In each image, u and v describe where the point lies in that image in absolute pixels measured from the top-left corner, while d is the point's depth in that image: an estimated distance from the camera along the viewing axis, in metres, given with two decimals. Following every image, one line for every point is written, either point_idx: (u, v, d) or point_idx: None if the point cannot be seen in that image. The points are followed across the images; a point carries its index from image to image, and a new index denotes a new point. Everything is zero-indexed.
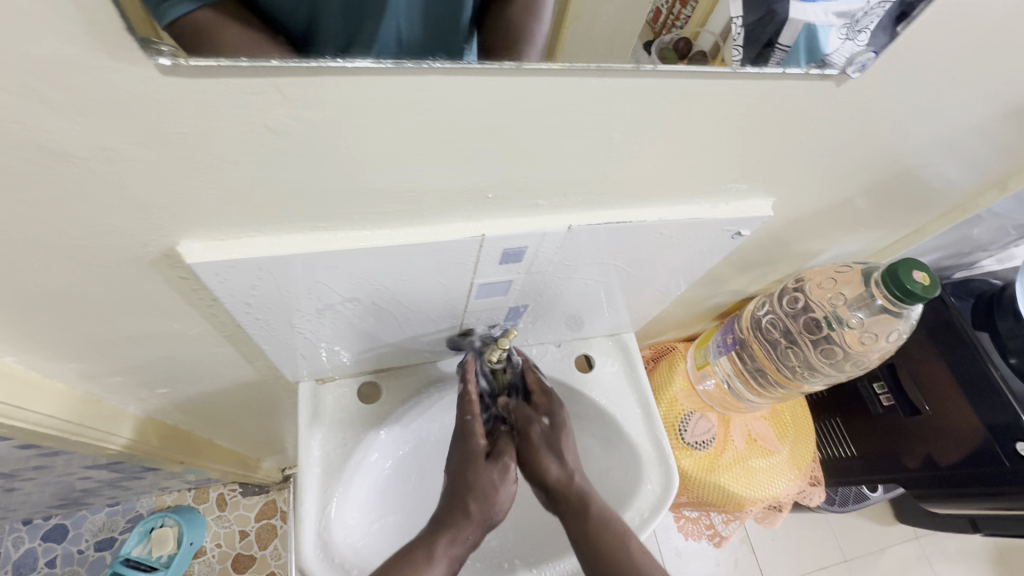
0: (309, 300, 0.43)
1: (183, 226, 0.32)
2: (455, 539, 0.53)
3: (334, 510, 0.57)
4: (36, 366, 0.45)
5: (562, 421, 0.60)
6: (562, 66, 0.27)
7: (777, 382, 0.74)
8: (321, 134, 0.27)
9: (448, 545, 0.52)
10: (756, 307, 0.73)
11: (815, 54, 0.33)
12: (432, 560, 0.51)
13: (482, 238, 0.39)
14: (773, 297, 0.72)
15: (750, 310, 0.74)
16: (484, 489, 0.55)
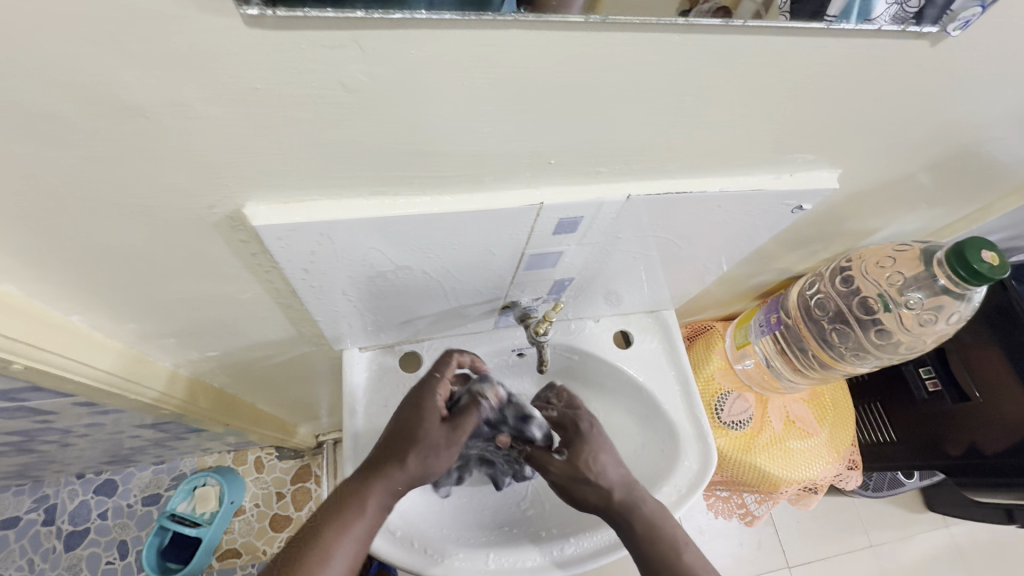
0: (363, 268, 0.43)
1: (250, 188, 0.32)
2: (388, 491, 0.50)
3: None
4: (100, 326, 0.46)
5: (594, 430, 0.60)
6: (606, 20, 0.25)
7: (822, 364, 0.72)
8: (391, 90, 0.27)
9: (382, 495, 0.50)
10: (805, 285, 0.71)
11: (876, 9, 0.30)
12: (364, 511, 0.49)
13: (540, 206, 0.38)
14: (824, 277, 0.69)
15: (798, 289, 0.72)
16: (427, 449, 0.52)
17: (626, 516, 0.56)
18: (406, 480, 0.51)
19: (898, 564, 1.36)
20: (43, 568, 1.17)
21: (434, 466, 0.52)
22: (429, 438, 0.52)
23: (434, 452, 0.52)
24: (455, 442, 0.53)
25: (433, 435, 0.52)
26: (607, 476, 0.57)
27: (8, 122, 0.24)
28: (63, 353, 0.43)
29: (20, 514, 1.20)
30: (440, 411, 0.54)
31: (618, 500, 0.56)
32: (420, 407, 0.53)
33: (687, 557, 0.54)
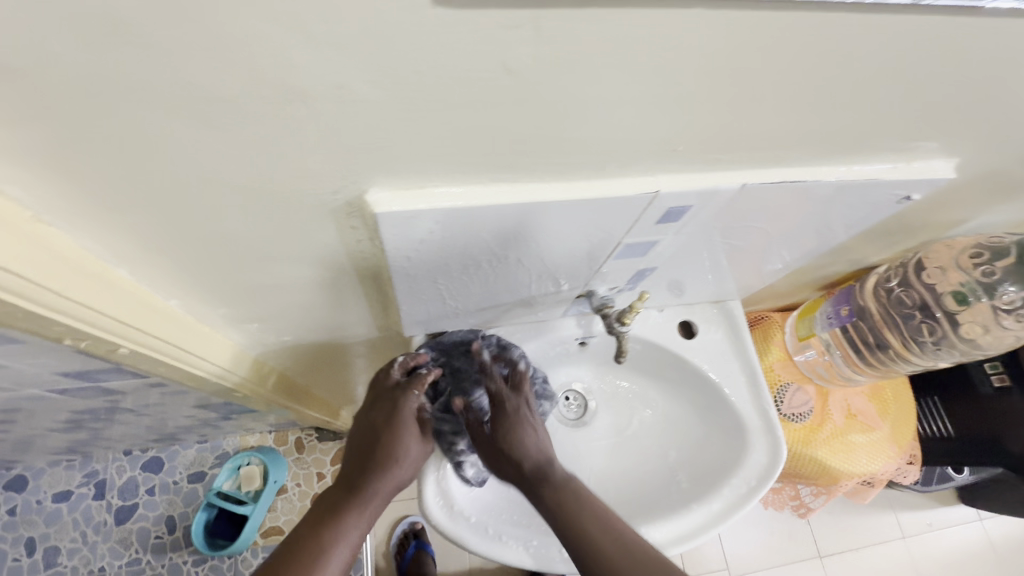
0: (462, 257, 0.42)
1: (378, 174, 0.31)
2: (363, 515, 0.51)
3: (450, 481, 0.59)
4: (194, 310, 0.46)
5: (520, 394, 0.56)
6: None
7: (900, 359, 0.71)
8: (551, 73, 0.25)
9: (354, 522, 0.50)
10: (879, 277, 0.69)
11: None
12: (336, 544, 0.49)
13: (655, 194, 0.37)
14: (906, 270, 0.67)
15: (875, 281, 0.70)
16: (390, 464, 0.53)
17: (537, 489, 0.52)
18: (384, 496, 0.53)
19: (931, 557, 1.35)
20: (94, 540, 1.21)
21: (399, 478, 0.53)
22: (409, 453, 0.54)
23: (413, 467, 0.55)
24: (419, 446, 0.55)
25: (414, 452, 0.54)
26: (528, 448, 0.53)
27: (172, 104, 0.23)
28: (162, 337, 0.42)
29: (70, 488, 1.23)
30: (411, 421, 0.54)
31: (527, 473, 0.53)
32: (394, 422, 0.53)
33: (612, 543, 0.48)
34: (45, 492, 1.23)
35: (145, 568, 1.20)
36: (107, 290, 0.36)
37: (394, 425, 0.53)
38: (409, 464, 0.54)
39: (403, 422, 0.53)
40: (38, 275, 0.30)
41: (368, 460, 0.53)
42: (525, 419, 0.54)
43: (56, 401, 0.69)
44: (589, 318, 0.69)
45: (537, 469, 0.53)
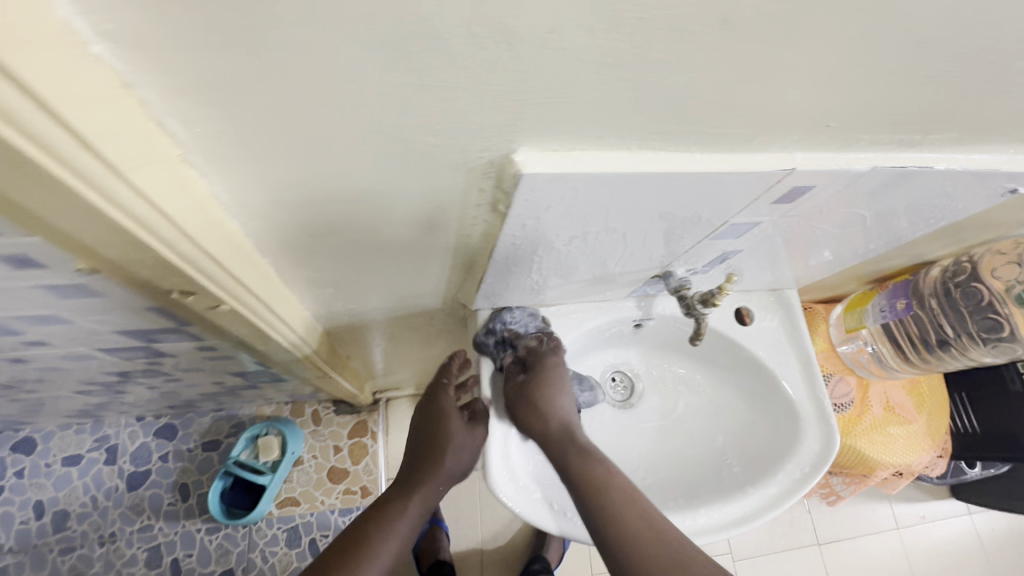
0: (573, 228, 0.42)
1: (537, 132, 0.30)
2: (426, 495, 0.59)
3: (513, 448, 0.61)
4: (283, 271, 0.44)
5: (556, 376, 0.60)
6: None
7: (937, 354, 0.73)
8: (762, 31, 0.24)
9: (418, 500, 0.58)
10: (946, 272, 0.71)
11: None
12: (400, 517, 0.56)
13: (791, 170, 0.36)
14: (974, 265, 0.69)
15: (939, 272, 0.71)
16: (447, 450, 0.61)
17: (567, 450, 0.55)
18: (443, 479, 0.61)
19: (923, 548, 1.40)
20: (105, 505, 1.19)
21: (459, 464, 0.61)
22: (457, 442, 0.61)
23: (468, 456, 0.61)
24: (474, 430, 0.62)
25: (461, 440, 0.61)
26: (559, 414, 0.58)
27: (382, 39, 0.22)
28: (258, 296, 0.41)
29: (81, 452, 1.21)
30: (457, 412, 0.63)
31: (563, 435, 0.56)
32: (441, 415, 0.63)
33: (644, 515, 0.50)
34: (54, 456, 1.20)
35: (157, 535, 1.18)
36: (225, 241, 0.34)
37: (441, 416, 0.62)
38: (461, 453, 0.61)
39: (451, 415, 0.63)
40: (178, 218, 0.28)
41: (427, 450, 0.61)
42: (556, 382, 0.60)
43: (97, 361, 0.66)
44: (650, 300, 0.69)
45: (569, 428, 0.57)
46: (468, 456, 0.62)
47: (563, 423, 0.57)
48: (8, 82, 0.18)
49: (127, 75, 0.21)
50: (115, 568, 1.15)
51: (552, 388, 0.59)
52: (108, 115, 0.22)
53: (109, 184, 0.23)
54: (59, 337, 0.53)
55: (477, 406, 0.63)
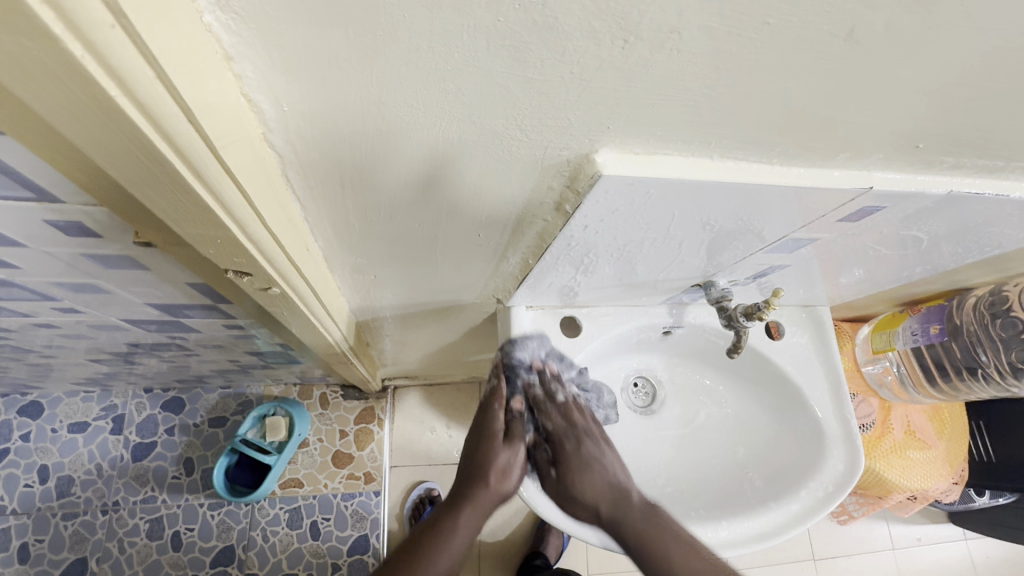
0: (633, 232, 0.40)
1: (624, 133, 0.29)
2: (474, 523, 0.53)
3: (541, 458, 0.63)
4: (331, 254, 0.44)
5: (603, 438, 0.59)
6: None
7: (956, 379, 0.73)
8: (882, 45, 0.23)
9: (466, 529, 0.53)
10: (987, 298, 0.69)
11: None
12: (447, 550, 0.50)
13: (868, 188, 0.35)
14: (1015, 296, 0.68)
15: (976, 297, 0.70)
16: (495, 472, 0.55)
17: (615, 529, 0.55)
18: (492, 501, 0.54)
19: (917, 571, 1.40)
20: (109, 474, 1.18)
21: (507, 483, 0.55)
22: (500, 461, 0.55)
23: (515, 475, 0.56)
24: (520, 449, 0.56)
25: (503, 459, 0.55)
26: (610, 483, 0.56)
27: (501, 27, 0.21)
28: (307, 277, 0.41)
29: (88, 420, 1.21)
30: (501, 428, 0.57)
31: (604, 516, 0.55)
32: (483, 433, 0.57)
33: (688, 561, 0.51)
34: (61, 422, 1.20)
35: (160, 507, 1.18)
36: (286, 222, 0.34)
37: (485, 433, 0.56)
38: (506, 474, 0.55)
39: (495, 434, 0.57)
40: (253, 196, 0.27)
41: (469, 471, 0.56)
42: (589, 459, 0.57)
43: (120, 332, 0.66)
44: (681, 308, 0.69)
45: (613, 502, 0.56)
46: (519, 474, 0.56)
47: (620, 492, 0.56)
48: (145, 58, 0.17)
49: (232, 48, 0.20)
50: (117, 537, 1.15)
51: (601, 453, 0.58)
52: (213, 89, 0.21)
53: (205, 162, 0.22)
54: (92, 306, 0.53)
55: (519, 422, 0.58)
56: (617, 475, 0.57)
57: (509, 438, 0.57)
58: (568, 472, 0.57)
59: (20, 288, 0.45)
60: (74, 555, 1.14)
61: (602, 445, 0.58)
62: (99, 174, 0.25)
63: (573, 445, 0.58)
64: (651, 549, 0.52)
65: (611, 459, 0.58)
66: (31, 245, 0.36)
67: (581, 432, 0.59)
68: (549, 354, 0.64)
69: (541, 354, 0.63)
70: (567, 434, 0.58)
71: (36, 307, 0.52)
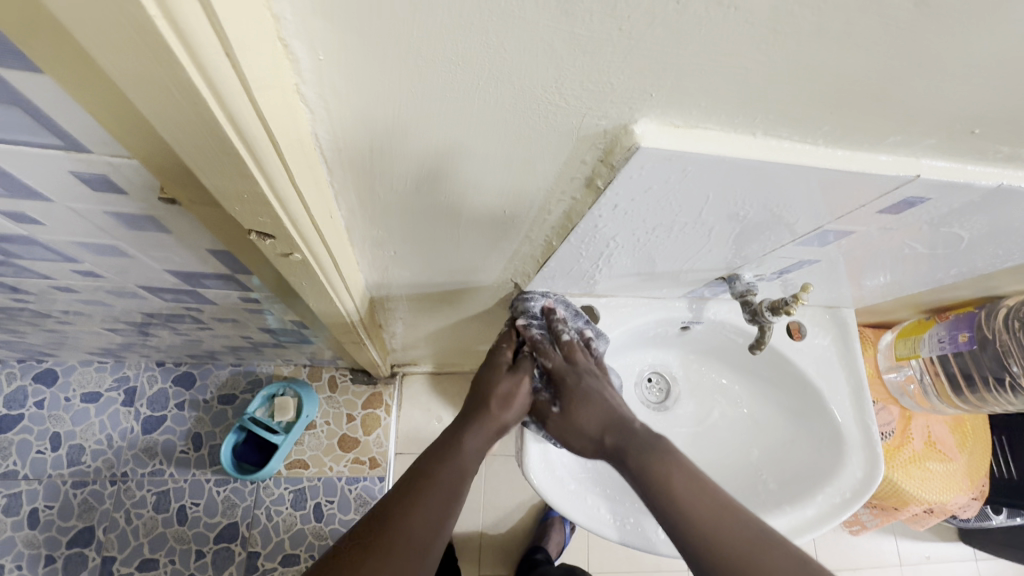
0: (664, 217, 0.39)
1: (668, 102, 0.28)
2: (472, 443, 0.52)
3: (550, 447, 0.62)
4: (353, 224, 0.43)
5: (603, 372, 0.57)
6: None
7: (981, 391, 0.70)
8: (953, 11, 0.22)
9: (464, 451, 0.51)
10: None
11: None
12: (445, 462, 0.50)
13: (915, 177, 0.34)
14: None
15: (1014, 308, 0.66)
16: (497, 401, 0.55)
17: (619, 458, 0.51)
18: (490, 430, 0.54)
19: None
20: (119, 445, 1.20)
21: (507, 412, 0.55)
22: (501, 391, 0.55)
23: (518, 403, 0.56)
24: (522, 385, 0.56)
25: (504, 388, 0.56)
26: (612, 410, 0.53)
27: None
28: (328, 245, 0.41)
29: (101, 390, 1.22)
30: (507, 364, 0.57)
31: (606, 443, 0.52)
32: (489, 368, 0.57)
33: (696, 490, 0.45)
34: (75, 391, 1.22)
35: (167, 481, 1.19)
36: (312, 182, 0.33)
37: (491, 368, 0.57)
38: (507, 402, 0.55)
39: (498, 369, 0.57)
40: (282, 148, 0.27)
41: (473, 401, 0.56)
42: (590, 392, 0.54)
43: (136, 300, 0.66)
44: (702, 303, 0.67)
45: (615, 430, 0.52)
46: (520, 407, 0.56)
47: (619, 417, 0.53)
48: None
49: None
50: (124, 508, 1.16)
51: (601, 385, 0.55)
52: (251, 27, 0.20)
53: (235, 100, 0.22)
54: (111, 271, 0.53)
55: (527, 359, 0.58)
56: (618, 404, 0.54)
57: (513, 372, 0.57)
58: (570, 400, 0.55)
59: (42, 246, 0.45)
60: (81, 523, 1.15)
61: (604, 379, 0.56)
62: (132, 115, 0.25)
63: (572, 375, 0.55)
64: (654, 477, 0.47)
65: (613, 392, 0.55)
66: (56, 200, 0.36)
67: (584, 368, 0.56)
68: (560, 300, 0.61)
69: (552, 300, 0.61)
70: (567, 370, 0.56)
71: (57, 269, 0.52)
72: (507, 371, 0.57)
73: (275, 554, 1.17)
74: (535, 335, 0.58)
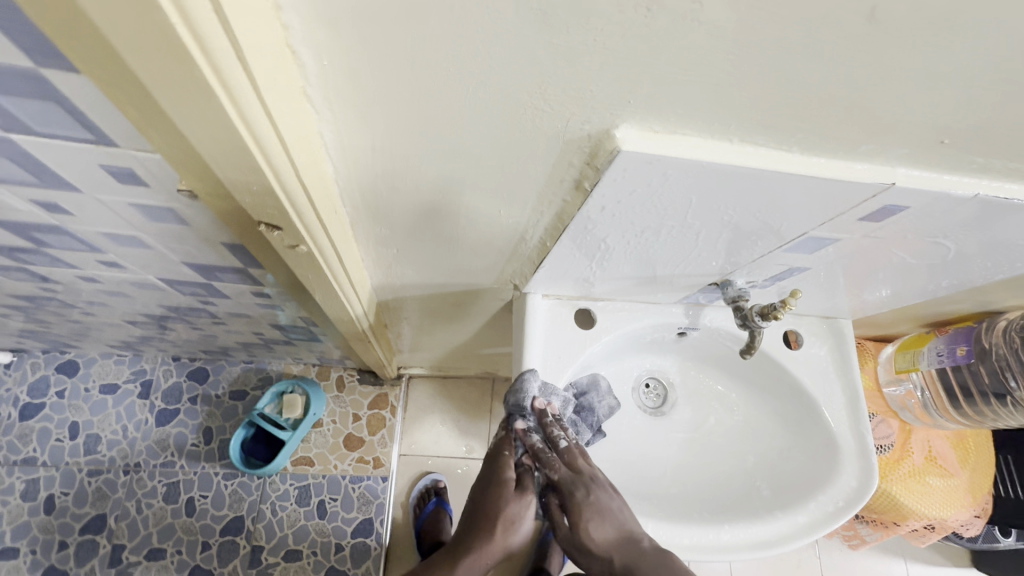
0: (650, 219, 0.41)
1: (645, 108, 0.30)
2: (478, 564, 0.52)
3: None
4: (357, 220, 0.46)
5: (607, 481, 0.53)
6: None
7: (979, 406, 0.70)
8: (901, 28, 0.24)
9: (469, 570, 0.52)
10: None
11: None
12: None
13: (890, 184, 0.35)
14: None
15: (1011, 322, 0.66)
16: (505, 523, 0.52)
17: None
18: (496, 552, 0.52)
19: None
20: (134, 436, 1.23)
21: (516, 537, 0.52)
22: (508, 513, 0.52)
23: (526, 525, 0.52)
24: (529, 505, 0.53)
25: (514, 510, 0.52)
26: (620, 533, 0.51)
27: None
28: (333, 238, 0.43)
29: (119, 382, 1.27)
30: (511, 479, 0.54)
31: (617, 567, 0.49)
32: (491, 482, 0.54)
33: None
34: (94, 382, 1.26)
35: (178, 473, 1.22)
36: (316, 178, 0.35)
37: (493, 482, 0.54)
38: (513, 526, 0.52)
39: (504, 487, 0.53)
40: (288, 142, 0.29)
41: (478, 520, 0.53)
42: (598, 510, 0.51)
43: (155, 293, 0.69)
44: (698, 309, 0.68)
45: (625, 552, 0.50)
46: (529, 528, 0.53)
47: (624, 536, 0.51)
48: None
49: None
50: (135, 498, 1.20)
51: (608, 499, 0.52)
52: (260, 31, 0.23)
53: (244, 95, 0.24)
54: (133, 262, 0.56)
55: (528, 467, 0.55)
56: (625, 518, 0.51)
57: (519, 487, 0.53)
58: (578, 527, 0.51)
59: (71, 236, 0.49)
60: (94, 510, 1.18)
61: (611, 492, 0.52)
62: (155, 111, 0.27)
63: (575, 489, 0.52)
64: None
65: (620, 507, 0.52)
66: (86, 191, 0.39)
67: (586, 479, 0.53)
68: (552, 393, 0.60)
69: (544, 395, 0.60)
70: (573, 483, 0.52)
71: (83, 259, 0.56)
72: (510, 484, 0.53)
73: (278, 549, 1.19)
74: (532, 441, 0.57)
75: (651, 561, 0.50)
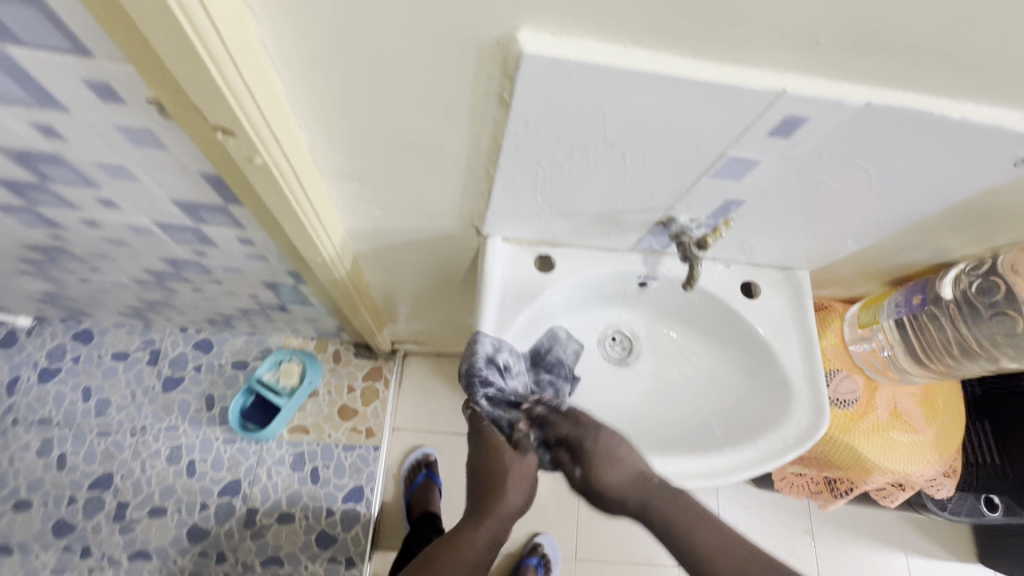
0: (574, 136, 0.45)
1: (538, 10, 0.34)
2: (492, 524, 0.58)
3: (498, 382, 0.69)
4: (316, 146, 0.50)
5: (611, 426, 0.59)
6: None
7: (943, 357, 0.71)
8: None
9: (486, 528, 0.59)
10: (972, 285, 0.67)
11: None
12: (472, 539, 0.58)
13: (781, 91, 0.38)
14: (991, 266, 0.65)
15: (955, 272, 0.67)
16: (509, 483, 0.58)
17: (643, 513, 0.56)
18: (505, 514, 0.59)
19: None
20: (141, 401, 1.30)
21: (519, 494, 0.58)
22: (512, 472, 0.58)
23: (532, 480, 0.59)
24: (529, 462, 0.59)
25: (518, 468, 0.59)
26: (632, 470, 0.57)
27: None
28: (289, 157, 0.47)
29: (130, 350, 1.34)
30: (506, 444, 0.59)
31: (632, 503, 0.56)
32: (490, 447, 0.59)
33: (713, 543, 0.53)
34: (107, 349, 1.34)
35: (181, 437, 1.28)
36: (264, 86, 0.40)
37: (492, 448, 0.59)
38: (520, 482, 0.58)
39: (501, 452, 0.59)
40: (228, 40, 0.34)
41: (486, 480, 0.59)
42: (609, 452, 0.57)
43: (152, 240, 0.75)
44: (656, 258, 0.71)
45: (637, 490, 0.56)
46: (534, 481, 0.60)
47: (637, 473, 0.57)
48: None
49: None
50: (140, 459, 1.26)
51: (617, 441, 0.58)
52: None
53: None
54: (126, 199, 0.62)
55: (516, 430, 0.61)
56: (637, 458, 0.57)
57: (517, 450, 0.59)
58: (592, 470, 0.56)
59: (68, 168, 0.55)
60: (101, 469, 1.25)
61: (618, 435, 0.58)
62: (114, 8, 0.32)
63: (584, 438, 0.57)
64: (677, 530, 0.55)
65: (627, 446, 0.58)
66: (74, 111, 0.45)
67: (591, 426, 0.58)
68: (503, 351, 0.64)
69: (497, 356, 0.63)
70: (581, 433, 0.58)
71: (83, 197, 0.62)
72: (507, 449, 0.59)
73: (272, 511, 1.24)
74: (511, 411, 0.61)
75: (661, 493, 0.56)
